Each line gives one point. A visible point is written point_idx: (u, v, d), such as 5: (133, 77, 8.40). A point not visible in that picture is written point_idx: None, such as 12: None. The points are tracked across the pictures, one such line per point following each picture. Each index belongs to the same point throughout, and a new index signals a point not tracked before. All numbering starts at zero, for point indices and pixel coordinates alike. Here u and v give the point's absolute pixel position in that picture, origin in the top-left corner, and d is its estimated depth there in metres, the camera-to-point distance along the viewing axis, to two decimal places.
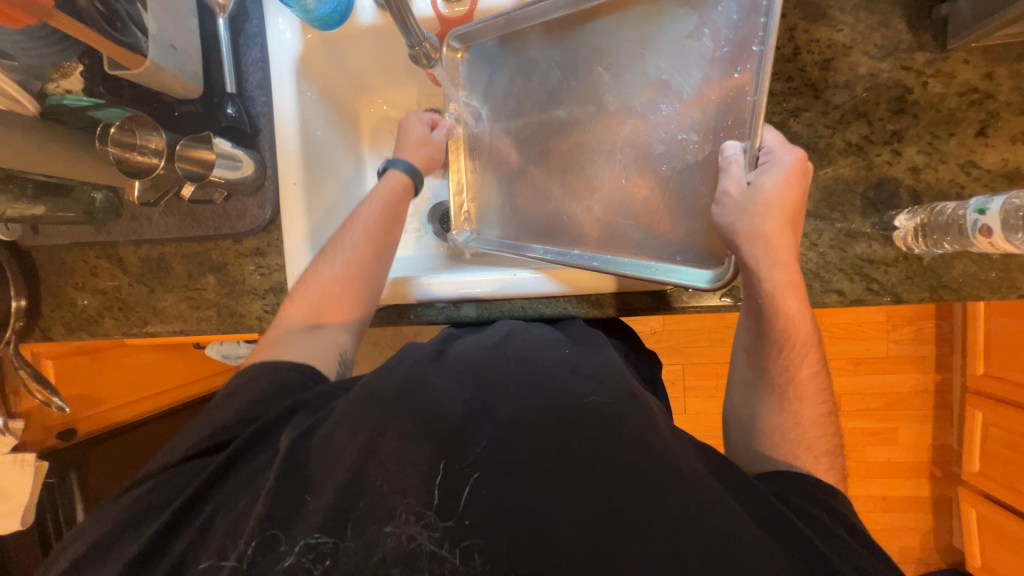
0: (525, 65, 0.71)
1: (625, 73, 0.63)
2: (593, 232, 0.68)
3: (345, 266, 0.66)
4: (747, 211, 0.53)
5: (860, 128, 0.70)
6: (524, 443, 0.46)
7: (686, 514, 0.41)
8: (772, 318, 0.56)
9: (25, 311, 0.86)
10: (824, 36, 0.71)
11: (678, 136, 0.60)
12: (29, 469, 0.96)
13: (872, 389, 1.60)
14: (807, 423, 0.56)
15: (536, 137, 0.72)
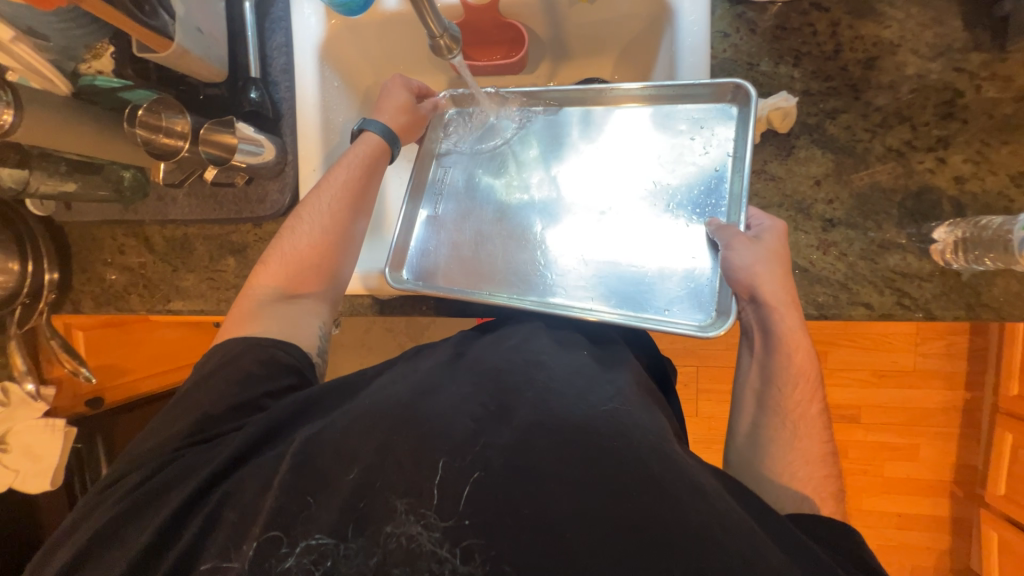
0: (481, 144, 0.79)
1: (615, 147, 0.72)
2: (572, 282, 0.69)
3: (319, 235, 0.67)
4: (758, 256, 0.59)
5: (902, 133, 0.66)
6: (536, 449, 0.45)
7: (706, 533, 0.40)
8: (786, 355, 0.58)
9: (57, 284, 0.89)
10: (870, 33, 0.67)
11: (669, 205, 0.68)
12: (58, 433, 0.99)
13: (895, 403, 1.55)
14: (815, 461, 0.55)
15: (490, 200, 0.76)
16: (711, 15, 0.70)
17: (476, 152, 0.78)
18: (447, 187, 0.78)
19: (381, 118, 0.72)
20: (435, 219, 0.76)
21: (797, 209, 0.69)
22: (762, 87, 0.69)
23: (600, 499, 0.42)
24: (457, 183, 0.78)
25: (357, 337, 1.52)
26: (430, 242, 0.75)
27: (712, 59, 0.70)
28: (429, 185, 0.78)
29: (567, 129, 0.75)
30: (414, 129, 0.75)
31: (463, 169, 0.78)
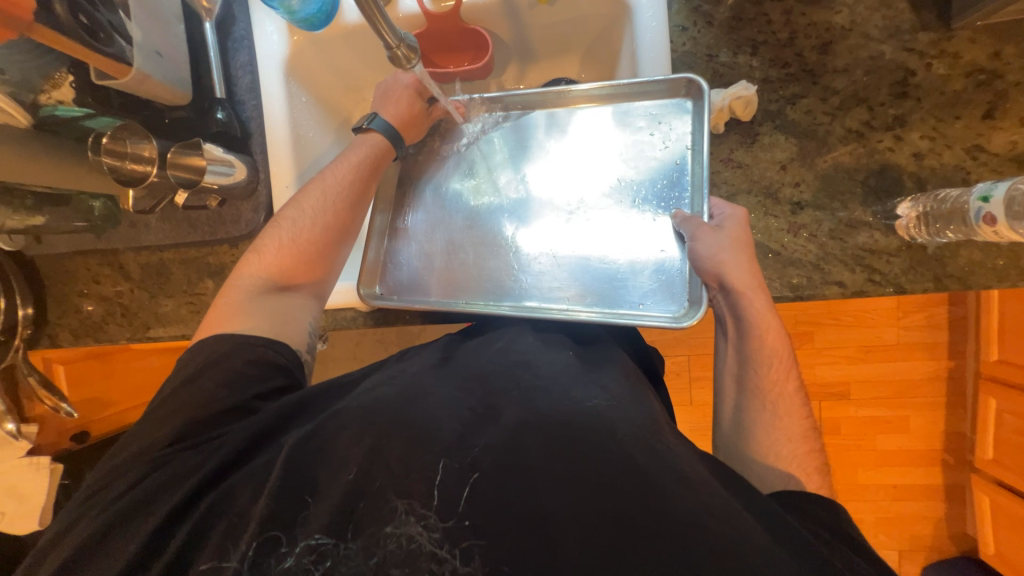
0: (445, 155, 0.79)
1: (578, 147, 0.73)
2: (545, 283, 0.70)
3: (314, 232, 0.66)
4: (722, 242, 0.60)
5: (860, 114, 0.68)
6: (523, 448, 0.45)
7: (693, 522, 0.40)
8: (758, 338, 0.59)
9: (32, 319, 0.87)
10: (822, 19, 0.69)
11: (634, 202, 0.70)
12: (45, 471, 0.97)
13: (882, 377, 1.58)
14: (797, 438, 0.57)
15: (460, 211, 0.76)
16: (668, 10, 0.71)
17: (441, 162, 0.78)
18: (414, 200, 0.78)
19: (385, 115, 0.72)
20: (406, 233, 0.77)
21: (766, 194, 0.70)
22: (722, 77, 0.71)
23: (595, 495, 0.42)
24: (423, 196, 0.78)
25: (348, 350, 1.51)
26: (404, 253, 0.76)
27: (672, 53, 0.72)
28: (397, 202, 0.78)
29: (529, 133, 0.76)
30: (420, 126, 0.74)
31: (430, 183, 0.78)
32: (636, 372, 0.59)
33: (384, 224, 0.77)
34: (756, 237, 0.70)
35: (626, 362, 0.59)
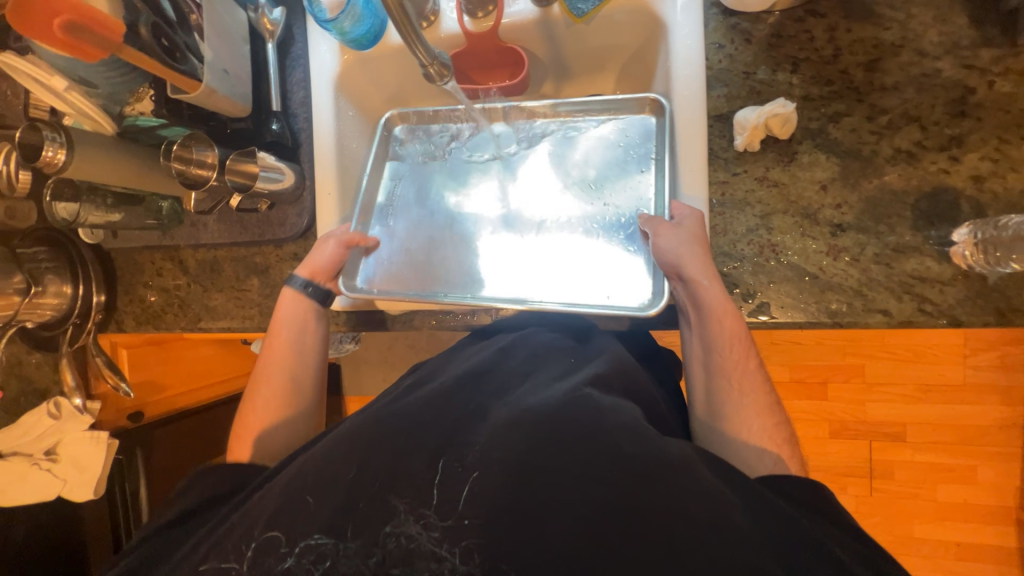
0: (438, 158, 0.87)
1: (569, 157, 0.82)
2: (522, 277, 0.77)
3: (283, 369, 0.69)
4: (679, 239, 0.63)
5: (911, 133, 0.64)
6: (514, 441, 0.46)
7: (688, 523, 0.40)
8: (719, 321, 0.59)
9: (104, 305, 0.97)
10: (870, 35, 0.66)
11: (607, 202, 0.77)
12: (102, 445, 1.02)
13: (944, 420, 1.44)
14: (764, 412, 0.55)
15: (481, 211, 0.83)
16: (704, 28, 0.71)
17: (435, 163, 0.87)
18: (405, 197, 0.85)
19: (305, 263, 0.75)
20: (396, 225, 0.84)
21: (803, 215, 0.67)
22: (760, 94, 0.69)
23: (585, 489, 0.42)
24: (415, 192, 0.86)
25: (380, 353, 1.59)
26: (394, 239, 0.83)
27: (708, 70, 0.71)
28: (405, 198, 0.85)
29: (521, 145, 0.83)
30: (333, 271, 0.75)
31: (421, 186, 0.86)
32: (640, 373, 0.58)
33: (381, 219, 0.85)
34: (792, 260, 0.67)
35: (620, 356, 0.59)
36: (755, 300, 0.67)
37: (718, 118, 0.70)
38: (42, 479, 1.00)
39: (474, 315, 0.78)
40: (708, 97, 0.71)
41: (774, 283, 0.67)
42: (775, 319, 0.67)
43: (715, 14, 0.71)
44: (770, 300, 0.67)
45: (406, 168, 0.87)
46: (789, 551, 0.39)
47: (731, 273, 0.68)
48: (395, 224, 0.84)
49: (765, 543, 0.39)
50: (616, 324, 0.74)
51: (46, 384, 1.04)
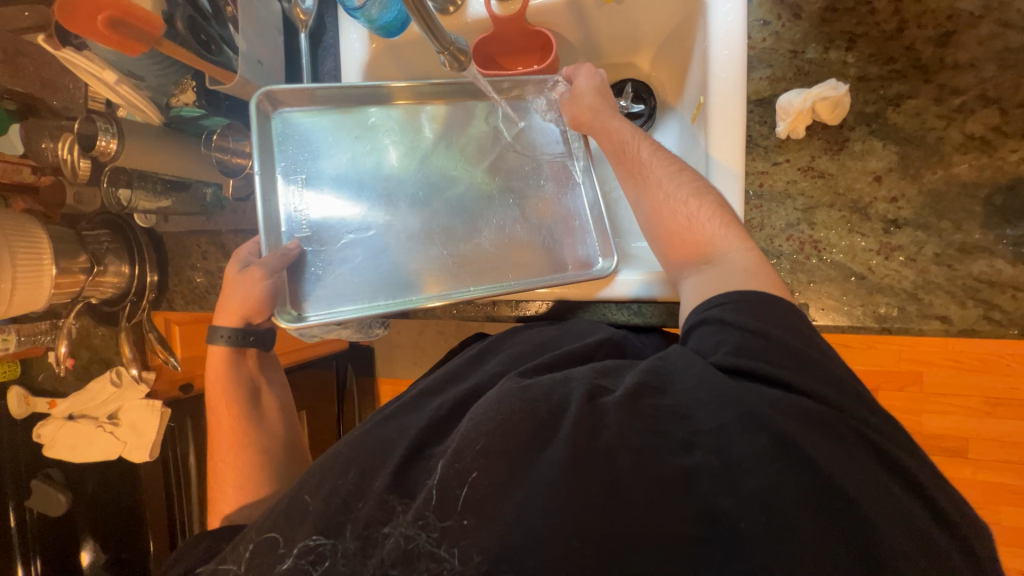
0: (349, 147, 0.76)
1: (501, 142, 0.79)
2: (493, 262, 0.74)
3: (246, 445, 0.72)
4: (577, 97, 0.72)
5: (988, 117, 0.57)
6: (489, 436, 0.45)
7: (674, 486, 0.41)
8: (614, 144, 0.66)
9: (156, 285, 1.05)
10: (945, 5, 0.58)
11: (547, 185, 0.78)
12: (157, 412, 1.11)
13: (1012, 438, 1.31)
14: (690, 190, 0.59)
15: (449, 193, 0.77)
16: (747, 4, 0.64)
17: (355, 151, 0.76)
18: (321, 191, 0.74)
19: (228, 305, 0.72)
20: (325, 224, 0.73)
21: (852, 209, 0.61)
22: (808, 76, 0.62)
23: (572, 501, 0.42)
24: (325, 186, 0.75)
25: (410, 337, 1.63)
26: (323, 239, 0.73)
27: (750, 49, 0.64)
28: (357, 178, 0.75)
29: (426, 126, 0.79)
30: (255, 304, 0.71)
31: (328, 179, 0.75)
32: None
33: (294, 223, 0.73)
34: (835, 258, 0.62)
35: (610, 339, 0.63)
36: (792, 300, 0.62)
37: (760, 103, 0.65)
38: (107, 440, 1.12)
39: (495, 306, 0.78)
40: (749, 79, 0.65)
41: (815, 283, 0.62)
42: (817, 322, 0.62)
43: None
44: (810, 301, 0.62)
45: (320, 159, 0.75)
46: (788, 516, 0.39)
47: None
48: (328, 221, 0.74)
49: (774, 543, 0.38)
50: (639, 318, 0.73)
51: (110, 355, 1.13)
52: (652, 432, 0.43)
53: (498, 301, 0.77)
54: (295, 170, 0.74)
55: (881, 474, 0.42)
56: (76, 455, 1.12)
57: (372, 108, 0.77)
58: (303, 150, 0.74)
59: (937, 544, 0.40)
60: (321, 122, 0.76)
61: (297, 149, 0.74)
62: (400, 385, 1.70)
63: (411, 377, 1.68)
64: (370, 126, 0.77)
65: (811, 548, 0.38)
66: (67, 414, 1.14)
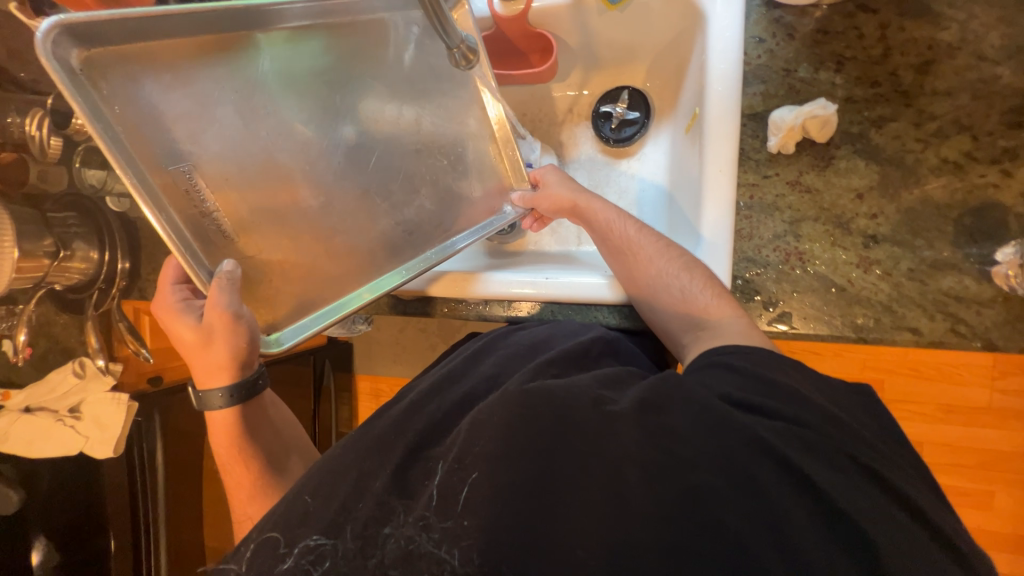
0: (229, 101, 0.50)
1: (411, 75, 0.63)
2: (438, 227, 0.66)
3: (233, 480, 0.63)
4: (553, 182, 0.75)
5: (961, 143, 0.61)
6: (490, 441, 0.46)
7: (676, 496, 0.42)
8: (603, 230, 0.71)
9: (128, 273, 1.00)
10: (926, 35, 0.62)
11: (468, 127, 0.68)
12: (123, 406, 1.02)
13: (964, 443, 1.39)
14: (686, 268, 0.64)
15: (369, 139, 0.60)
16: (745, 21, 0.66)
17: (245, 108, 0.51)
18: (209, 174, 0.49)
19: (210, 369, 0.62)
20: (245, 219, 0.52)
21: (835, 223, 0.64)
22: (799, 94, 0.65)
23: (572, 508, 0.43)
24: (215, 165, 0.50)
25: (391, 334, 1.61)
26: (259, 238, 0.54)
27: (745, 65, 0.67)
28: (240, 134, 0.51)
29: (324, 56, 0.55)
30: (231, 352, 0.58)
31: (199, 147, 0.48)
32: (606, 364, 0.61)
33: (204, 234, 0.50)
34: (819, 269, 0.64)
35: (602, 339, 0.63)
36: (776, 309, 0.65)
37: (753, 117, 0.67)
38: (66, 437, 1.02)
39: (487, 305, 0.78)
40: (743, 94, 0.67)
41: (798, 294, 0.65)
42: (798, 329, 0.65)
43: (759, 5, 0.66)
44: (793, 310, 0.65)
45: (191, 129, 0.48)
46: (780, 522, 0.41)
47: (753, 279, 0.66)
48: (246, 215, 0.52)
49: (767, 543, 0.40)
50: (629, 321, 0.74)
51: (72, 344, 1.07)
52: (658, 442, 0.44)
53: (490, 300, 0.77)
54: (161, 153, 0.46)
55: (866, 479, 0.43)
56: (31, 451, 1.02)
57: (241, 33, 0.49)
58: (164, 120, 0.46)
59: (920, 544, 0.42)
60: (177, 70, 0.47)
61: (154, 118, 0.46)
62: (379, 383, 1.67)
63: (391, 375, 1.66)
64: (250, 68, 0.51)
65: (802, 549, 0.40)
66: (24, 406, 1.06)
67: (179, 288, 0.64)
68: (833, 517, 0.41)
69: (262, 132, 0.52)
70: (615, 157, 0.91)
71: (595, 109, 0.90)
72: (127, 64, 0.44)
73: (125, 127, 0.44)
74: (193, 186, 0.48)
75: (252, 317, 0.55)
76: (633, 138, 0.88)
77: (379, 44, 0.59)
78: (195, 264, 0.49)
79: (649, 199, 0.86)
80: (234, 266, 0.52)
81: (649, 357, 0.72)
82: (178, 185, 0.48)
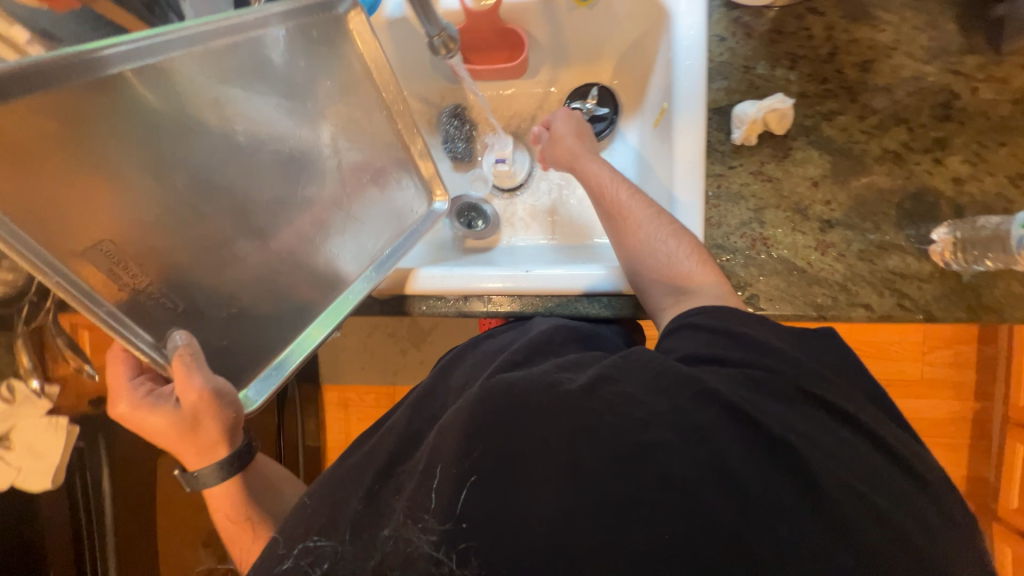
0: (136, 154, 0.47)
1: (313, 88, 0.60)
2: (373, 239, 0.69)
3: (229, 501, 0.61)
4: (564, 129, 0.81)
5: (899, 135, 0.67)
6: (468, 445, 0.46)
7: (619, 449, 0.44)
8: (592, 191, 0.73)
9: None
10: (866, 37, 0.68)
11: (379, 137, 0.69)
12: (61, 432, 0.92)
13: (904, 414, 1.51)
14: (670, 235, 0.66)
15: (292, 169, 0.60)
16: (708, 20, 0.70)
17: (153, 160, 0.48)
18: (131, 247, 0.48)
19: (202, 455, 0.59)
20: (172, 268, 0.51)
21: (794, 210, 0.69)
22: (759, 90, 0.69)
23: (556, 498, 0.43)
24: (136, 235, 0.48)
25: (359, 340, 1.56)
26: (198, 289, 0.53)
27: (709, 62, 0.70)
28: (155, 192, 0.49)
29: (230, 82, 0.53)
30: (218, 429, 0.57)
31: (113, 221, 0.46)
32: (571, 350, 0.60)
33: (137, 310, 0.49)
34: (782, 253, 0.69)
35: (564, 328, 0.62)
36: (746, 292, 0.69)
37: (717, 111, 0.71)
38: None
39: (468, 301, 0.78)
40: (709, 90, 0.71)
41: (764, 277, 0.69)
42: (764, 311, 0.68)
43: (719, 6, 0.71)
44: (760, 292, 0.68)
45: (100, 202, 0.45)
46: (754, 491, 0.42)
47: (724, 265, 0.69)
48: (175, 263, 0.51)
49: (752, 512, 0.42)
50: (609, 310, 0.74)
51: None
52: (612, 419, 0.45)
53: (470, 296, 0.77)
54: (66, 229, 0.43)
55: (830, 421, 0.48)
56: None
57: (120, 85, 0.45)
58: (62, 195, 0.43)
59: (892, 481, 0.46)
60: (60, 140, 0.42)
61: (53, 200, 0.42)
62: (346, 392, 1.61)
63: (360, 382, 1.60)
64: (143, 114, 0.47)
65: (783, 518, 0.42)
66: None
67: (137, 381, 0.58)
68: (777, 454, 0.44)
69: (178, 183, 0.51)
70: None
71: (565, 105, 0.92)
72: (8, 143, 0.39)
73: (21, 216, 0.41)
74: (115, 261, 0.47)
75: (233, 388, 0.56)
76: (603, 133, 0.90)
77: (270, 57, 0.55)
78: (156, 353, 0.50)
79: None
80: (189, 338, 0.52)
81: (627, 344, 0.72)
82: (99, 265, 0.46)
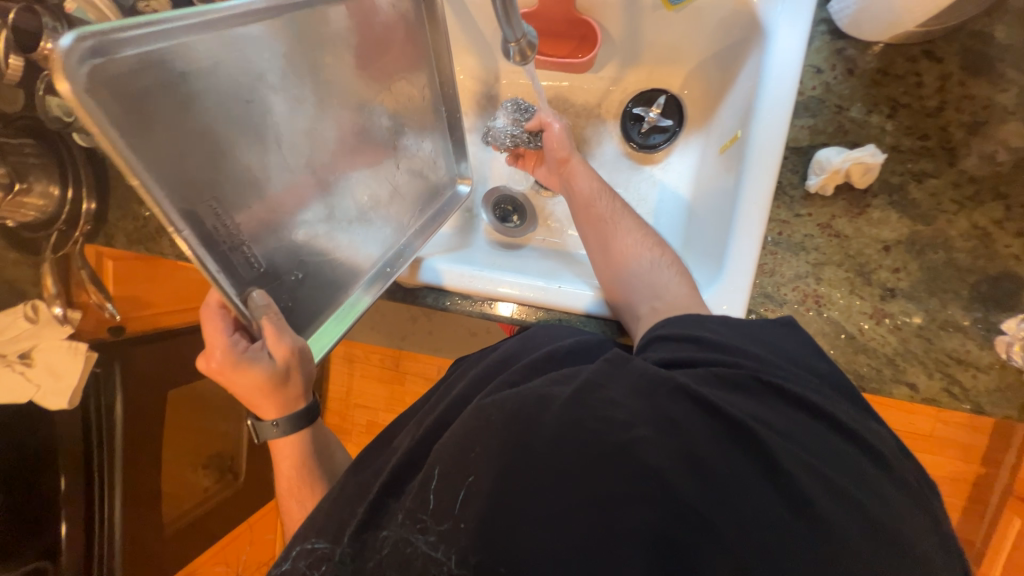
0: (242, 113, 0.45)
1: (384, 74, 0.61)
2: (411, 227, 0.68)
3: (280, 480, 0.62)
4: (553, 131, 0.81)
5: (993, 211, 0.61)
6: (469, 455, 0.40)
7: (593, 439, 0.38)
8: (578, 202, 0.75)
9: (94, 215, 0.86)
10: (983, 95, 0.60)
11: (428, 132, 0.70)
12: (81, 356, 0.89)
13: None
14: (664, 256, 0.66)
15: (359, 151, 0.59)
16: (808, 47, 0.64)
17: (259, 120, 0.46)
18: (230, 201, 0.44)
19: (280, 405, 0.57)
20: (263, 235, 0.48)
21: (857, 272, 0.64)
22: (848, 134, 0.63)
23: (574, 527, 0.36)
24: (236, 190, 0.45)
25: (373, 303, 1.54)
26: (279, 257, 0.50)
27: (800, 95, 0.64)
28: (250, 152, 0.46)
29: (311, 49, 0.51)
30: (295, 387, 0.56)
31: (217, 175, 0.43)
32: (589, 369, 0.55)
33: (234, 265, 0.45)
34: (833, 314, 0.64)
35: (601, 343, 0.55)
36: None
37: (796, 151, 0.65)
38: (13, 383, 0.85)
39: (492, 305, 0.74)
40: (792, 126, 0.65)
41: (808, 335, 0.65)
42: None
43: (823, 33, 0.64)
44: None
45: (209, 150, 0.42)
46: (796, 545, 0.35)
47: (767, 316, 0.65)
48: (265, 224, 0.48)
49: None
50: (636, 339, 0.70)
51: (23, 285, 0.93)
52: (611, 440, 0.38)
53: (494, 299, 0.74)
54: (181, 174, 0.40)
55: (810, 420, 0.43)
56: None
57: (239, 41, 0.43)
58: (180, 138, 0.39)
59: (890, 499, 0.40)
60: (188, 79, 0.39)
61: (170, 140, 0.39)
62: (353, 347, 1.61)
63: (368, 342, 1.57)
64: (253, 73, 0.45)
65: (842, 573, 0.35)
66: None
67: (232, 334, 0.52)
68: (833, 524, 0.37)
69: (269, 146, 0.48)
70: (639, 162, 0.86)
71: (626, 109, 0.86)
72: (137, 85, 0.36)
73: (142, 147, 0.37)
74: (219, 218, 0.43)
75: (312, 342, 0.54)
76: (662, 145, 0.84)
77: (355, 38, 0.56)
78: (242, 308, 0.46)
79: (666, 212, 0.83)
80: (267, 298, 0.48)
81: None
82: (205, 216, 0.42)
